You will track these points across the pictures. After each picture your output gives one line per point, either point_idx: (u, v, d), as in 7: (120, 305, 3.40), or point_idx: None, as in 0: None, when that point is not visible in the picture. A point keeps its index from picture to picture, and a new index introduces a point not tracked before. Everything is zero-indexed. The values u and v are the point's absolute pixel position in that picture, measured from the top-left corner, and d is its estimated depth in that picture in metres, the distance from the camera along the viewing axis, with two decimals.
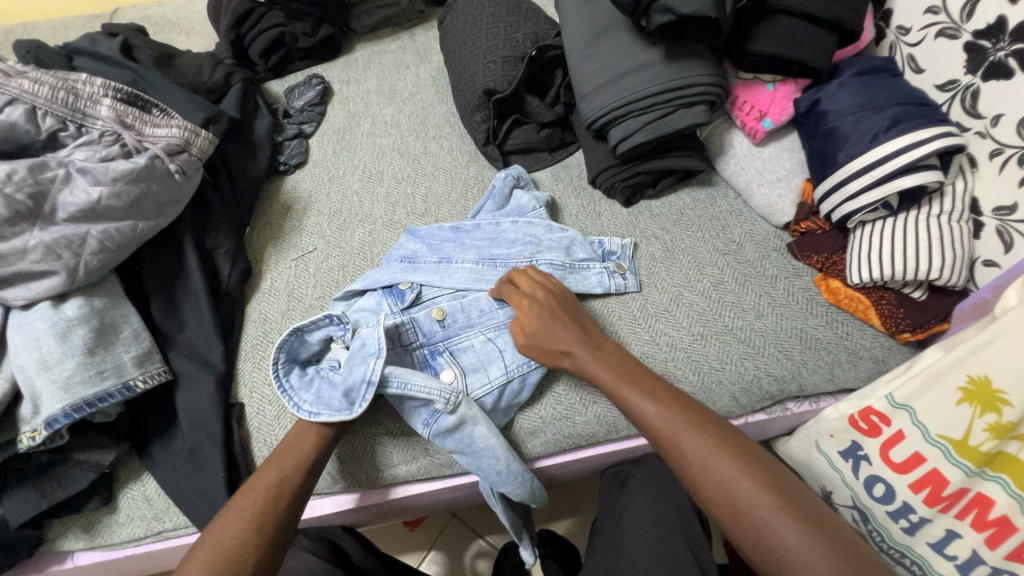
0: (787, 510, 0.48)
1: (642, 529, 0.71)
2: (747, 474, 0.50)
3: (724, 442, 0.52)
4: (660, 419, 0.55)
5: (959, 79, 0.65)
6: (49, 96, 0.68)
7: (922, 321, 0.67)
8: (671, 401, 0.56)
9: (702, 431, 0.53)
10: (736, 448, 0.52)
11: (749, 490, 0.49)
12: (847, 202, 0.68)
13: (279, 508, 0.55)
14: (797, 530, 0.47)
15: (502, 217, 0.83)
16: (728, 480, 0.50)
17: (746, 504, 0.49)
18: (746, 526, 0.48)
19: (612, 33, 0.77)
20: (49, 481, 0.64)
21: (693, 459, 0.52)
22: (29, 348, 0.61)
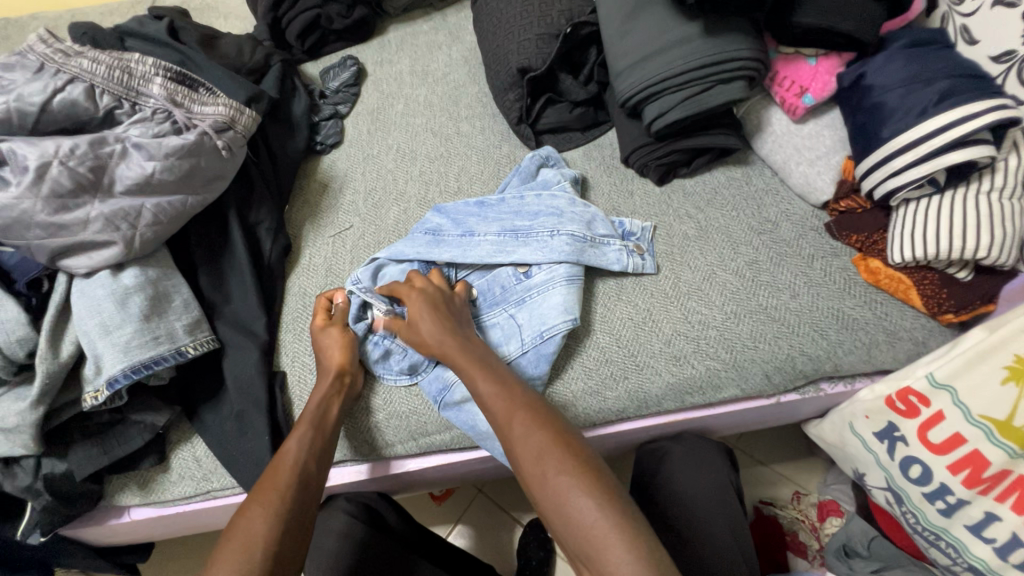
0: (580, 478, 0.51)
1: (686, 510, 0.74)
2: (568, 468, 0.52)
3: (553, 431, 0.55)
4: (494, 398, 0.59)
5: (1017, 49, 0.62)
6: (106, 75, 0.72)
7: (968, 302, 0.66)
8: (506, 386, 0.60)
9: (536, 422, 0.56)
10: (564, 440, 0.55)
11: (569, 487, 0.51)
12: (892, 178, 0.66)
13: (309, 497, 0.58)
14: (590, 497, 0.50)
15: (527, 191, 0.83)
16: (551, 473, 0.52)
17: (561, 492, 0.51)
18: (563, 513, 0.50)
19: (650, 8, 0.76)
20: (109, 439, 0.69)
21: (523, 446, 0.55)
22: (92, 313, 0.65)
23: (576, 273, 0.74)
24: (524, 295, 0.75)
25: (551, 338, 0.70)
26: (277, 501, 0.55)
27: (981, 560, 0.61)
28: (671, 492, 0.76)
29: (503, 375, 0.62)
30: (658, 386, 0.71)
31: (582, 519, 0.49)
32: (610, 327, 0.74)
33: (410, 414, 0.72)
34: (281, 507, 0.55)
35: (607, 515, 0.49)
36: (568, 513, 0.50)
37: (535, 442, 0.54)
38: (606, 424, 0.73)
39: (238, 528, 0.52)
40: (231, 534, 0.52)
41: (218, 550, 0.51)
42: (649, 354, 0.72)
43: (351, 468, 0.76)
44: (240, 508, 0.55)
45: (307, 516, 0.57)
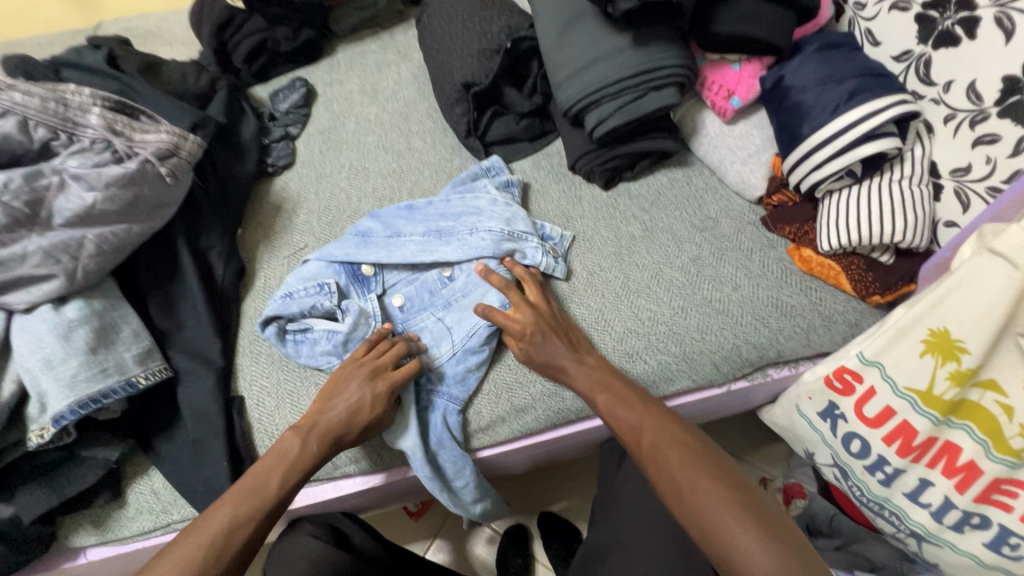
0: (700, 464, 0.56)
1: (642, 505, 0.76)
2: (683, 450, 0.57)
3: (662, 417, 0.61)
4: (600, 381, 0.65)
5: (912, 49, 0.67)
6: (40, 107, 0.71)
7: (891, 283, 0.71)
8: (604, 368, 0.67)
9: (645, 403, 0.63)
10: (675, 427, 0.60)
11: (695, 471, 0.56)
12: (814, 171, 0.70)
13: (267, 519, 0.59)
14: (710, 484, 0.54)
15: (452, 194, 0.85)
16: (669, 451, 0.58)
17: (679, 470, 0.56)
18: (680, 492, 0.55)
19: (583, 21, 0.80)
20: (58, 478, 0.67)
21: (631, 424, 0.61)
22: (34, 349, 0.64)
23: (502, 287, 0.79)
24: (451, 297, 0.77)
25: (477, 334, 0.73)
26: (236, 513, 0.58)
27: (921, 525, 0.65)
28: (630, 487, 0.79)
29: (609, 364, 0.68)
30: None
31: (700, 501, 0.54)
32: None
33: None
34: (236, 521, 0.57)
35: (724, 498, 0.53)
36: (687, 494, 0.55)
37: (653, 423, 0.60)
38: (564, 423, 0.75)
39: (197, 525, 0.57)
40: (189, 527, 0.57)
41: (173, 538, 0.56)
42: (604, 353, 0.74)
43: (317, 488, 0.76)
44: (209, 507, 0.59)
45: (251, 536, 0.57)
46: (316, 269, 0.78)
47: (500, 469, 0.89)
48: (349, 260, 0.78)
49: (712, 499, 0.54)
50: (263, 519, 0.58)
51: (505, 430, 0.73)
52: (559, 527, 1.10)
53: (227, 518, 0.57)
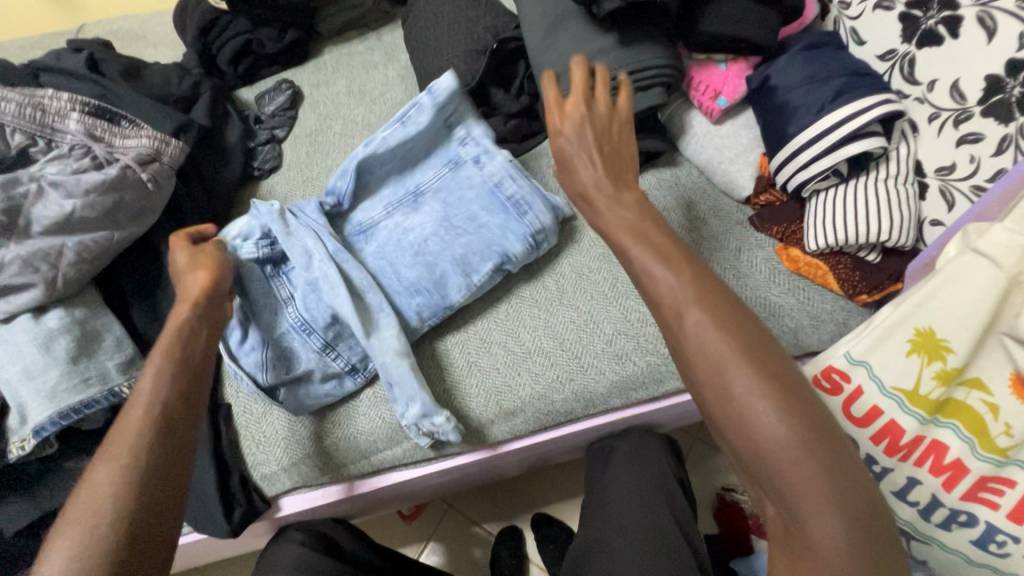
0: (770, 396, 0.39)
1: (627, 505, 0.77)
2: (755, 376, 0.40)
3: (734, 335, 0.42)
4: (686, 302, 0.44)
5: (897, 48, 0.67)
6: (16, 113, 0.70)
7: (878, 282, 0.71)
8: (678, 274, 0.46)
9: (715, 312, 0.43)
10: (755, 353, 0.41)
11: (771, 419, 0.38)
12: (800, 171, 0.70)
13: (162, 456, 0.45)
14: (775, 415, 0.39)
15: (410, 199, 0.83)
16: (731, 372, 0.40)
17: (741, 396, 0.40)
18: (736, 419, 0.40)
19: (568, 21, 0.79)
20: (41, 490, 0.66)
21: (691, 337, 0.43)
22: (13, 359, 0.63)
23: (484, 295, 0.80)
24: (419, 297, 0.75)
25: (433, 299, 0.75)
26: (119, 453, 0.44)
27: (907, 522, 0.64)
28: (618, 488, 0.80)
29: (710, 279, 0.46)
30: (603, 385, 0.73)
31: (754, 429, 0.39)
32: (553, 331, 0.76)
33: (365, 431, 0.73)
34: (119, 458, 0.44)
35: (792, 430, 0.38)
36: (738, 421, 0.40)
37: (719, 339, 0.41)
38: (555, 426, 0.75)
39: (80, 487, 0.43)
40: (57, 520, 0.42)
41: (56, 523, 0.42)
42: (592, 354, 0.74)
43: (305, 495, 0.75)
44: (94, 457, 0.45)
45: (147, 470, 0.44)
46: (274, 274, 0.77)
47: (491, 473, 0.88)
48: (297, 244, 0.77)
49: (771, 430, 0.38)
50: (157, 432, 0.46)
51: (495, 433, 0.73)
52: (553, 527, 1.10)
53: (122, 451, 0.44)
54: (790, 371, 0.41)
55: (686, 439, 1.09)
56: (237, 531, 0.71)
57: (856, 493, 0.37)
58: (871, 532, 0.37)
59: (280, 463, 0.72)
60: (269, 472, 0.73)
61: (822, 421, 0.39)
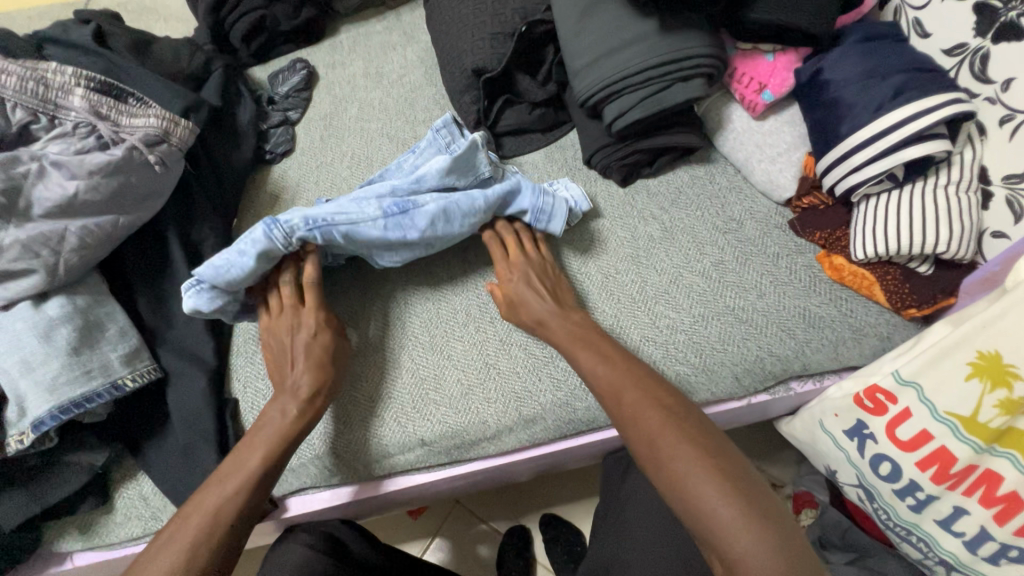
0: (692, 448, 0.52)
1: (645, 520, 0.73)
2: (681, 440, 0.53)
3: (658, 400, 0.57)
4: (617, 385, 0.59)
5: (968, 42, 0.62)
6: (18, 88, 0.66)
7: (929, 297, 0.65)
8: (611, 360, 0.62)
9: (642, 393, 0.58)
10: (663, 406, 0.56)
11: (690, 470, 0.51)
12: (852, 174, 0.65)
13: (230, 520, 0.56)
14: (699, 470, 0.50)
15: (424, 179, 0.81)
16: (661, 437, 0.54)
17: (670, 457, 0.52)
18: (673, 480, 0.51)
19: (604, 4, 0.74)
20: (40, 484, 0.63)
21: (628, 416, 0.57)
22: (12, 349, 0.60)
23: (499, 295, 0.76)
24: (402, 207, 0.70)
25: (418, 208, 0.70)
26: (199, 534, 0.54)
27: (952, 554, 0.61)
28: (634, 500, 0.76)
29: (636, 368, 0.61)
30: None
31: (685, 485, 0.50)
32: None
33: (367, 433, 0.70)
34: (200, 535, 0.54)
35: (714, 483, 0.49)
36: (678, 485, 0.51)
37: (641, 406, 0.57)
38: (577, 433, 0.72)
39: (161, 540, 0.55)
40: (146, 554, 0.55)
41: (148, 552, 0.55)
42: None
43: (314, 496, 0.73)
44: (181, 513, 0.57)
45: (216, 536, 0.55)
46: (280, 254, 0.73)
47: (505, 477, 0.86)
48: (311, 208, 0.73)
49: (697, 483, 0.50)
50: (233, 503, 0.57)
51: (512, 440, 0.70)
52: (562, 530, 1.07)
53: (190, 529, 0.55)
54: (704, 430, 0.55)
55: None
56: None
57: (769, 521, 0.48)
58: (788, 547, 0.46)
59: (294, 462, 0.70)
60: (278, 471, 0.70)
61: (726, 459, 0.52)
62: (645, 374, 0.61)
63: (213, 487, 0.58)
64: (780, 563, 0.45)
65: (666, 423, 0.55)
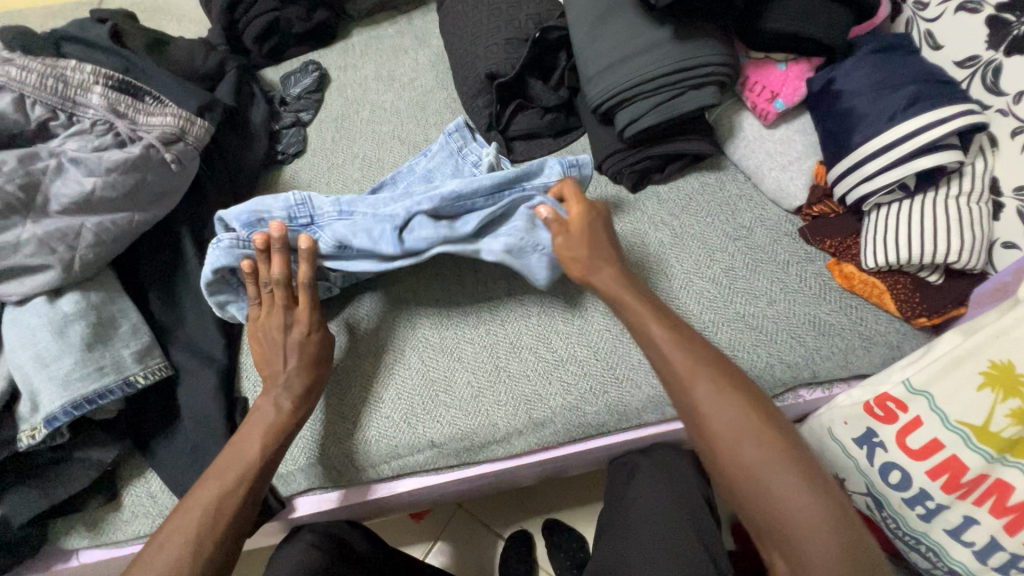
0: (781, 452, 0.49)
1: (651, 526, 0.73)
2: (759, 443, 0.50)
3: (736, 391, 0.52)
4: (689, 368, 0.53)
5: (979, 55, 0.63)
6: (37, 84, 0.67)
7: (939, 305, 0.66)
8: (679, 337, 0.56)
9: (717, 380, 0.53)
10: (740, 398, 0.52)
11: (772, 476, 0.48)
12: (863, 183, 0.66)
13: (227, 511, 0.56)
14: (790, 478, 0.48)
15: (436, 175, 0.82)
16: (743, 437, 0.50)
17: (749, 458, 0.49)
18: (748, 482, 0.49)
19: (619, 12, 0.75)
20: (49, 480, 0.63)
21: (699, 404, 0.52)
22: (26, 344, 0.60)
23: (509, 299, 0.76)
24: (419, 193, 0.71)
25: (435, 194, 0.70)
26: (198, 524, 0.55)
27: (961, 564, 0.60)
28: (641, 505, 0.76)
29: (711, 351, 0.55)
30: (638, 399, 0.69)
31: (769, 488, 0.48)
32: (587, 339, 0.72)
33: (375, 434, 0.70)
34: (196, 525, 0.55)
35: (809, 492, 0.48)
36: (757, 489, 0.49)
37: (716, 396, 0.52)
38: (586, 437, 0.72)
39: (163, 528, 0.55)
40: (148, 544, 0.55)
41: (151, 541, 0.55)
42: (628, 366, 0.70)
43: (322, 496, 0.73)
44: (183, 499, 0.57)
45: (215, 524, 0.55)
46: None
47: (509, 481, 0.86)
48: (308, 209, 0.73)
49: (789, 488, 0.48)
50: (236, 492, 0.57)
51: (521, 443, 0.70)
52: (565, 536, 1.07)
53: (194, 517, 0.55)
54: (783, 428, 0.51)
55: None
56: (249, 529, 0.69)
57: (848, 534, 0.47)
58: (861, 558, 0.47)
59: (301, 462, 0.69)
60: (285, 472, 0.70)
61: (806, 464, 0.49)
62: (719, 358, 0.55)
63: (219, 471, 0.58)
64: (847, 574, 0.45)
65: (749, 418, 0.51)
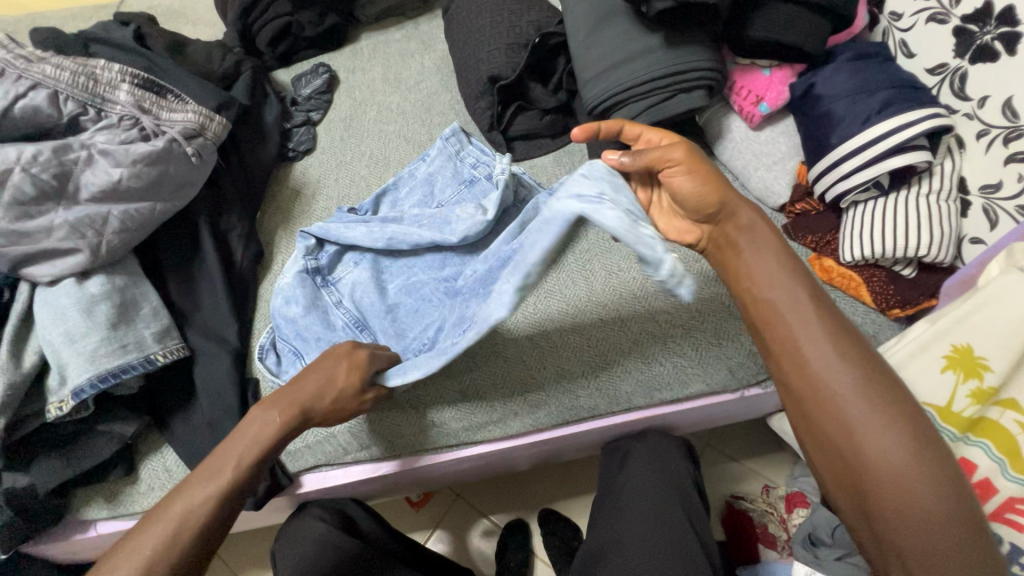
0: (892, 415, 0.47)
1: (642, 508, 0.78)
2: (874, 403, 0.48)
3: (841, 344, 0.51)
4: (793, 311, 0.53)
5: (948, 63, 0.67)
6: (70, 82, 0.72)
7: (912, 297, 0.70)
8: (795, 281, 0.54)
9: (826, 326, 0.52)
10: (853, 352, 0.50)
11: (888, 438, 0.47)
12: (840, 181, 0.70)
13: (212, 515, 0.54)
14: (903, 442, 0.47)
15: (438, 177, 0.88)
16: (844, 392, 0.49)
17: (851, 411, 0.49)
18: (846, 434, 0.49)
19: (613, 19, 0.79)
20: (74, 451, 0.67)
21: (799, 351, 0.52)
22: (57, 322, 0.64)
23: None
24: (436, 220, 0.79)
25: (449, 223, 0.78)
26: (180, 527, 0.53)
27: None
28: (632, 488, 0.80)
29: (823, 300, 0.53)
30: (628, 384, 0.73)
31: (872, 446, 0.47)
32: (582, 327, 0.76)
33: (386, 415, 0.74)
34: (179, 525, 0.53)
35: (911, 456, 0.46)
36: (855, 445, 0.48)
37: (822, 343, 0.51)
38: (579, 420, 0.76)
39: (145, 520, 0.53)
40: (126, 536, 0.53)
41: (128, 535, 0.53)
42: (620, 353, 0.74)
43: (328, 474, 0.77)
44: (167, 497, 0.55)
45: (197, 526, 0.53)
46: (321, 284, 0.79)
47: (503, 464, 0.89)
48: (347, 242, 0.80)
49: (892, 449, 0.47)
50: (220, 499, 0.55)
51: (519, 424, 0.74)
52: (559, 524, 1.11)
53: (178, 508, 0.54)
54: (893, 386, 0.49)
55: (697, 444, 1.10)
56: (260, 502, 0.74)
57: (967, 514, 0.45)
58: (970, 545, 0.45)
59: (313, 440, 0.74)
60: (295, 448, 0.75)
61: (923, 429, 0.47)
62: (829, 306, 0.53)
63: (208, 473, 0.56)
64: (949, 551, 0.44)
65: (860, 371, 0.50)
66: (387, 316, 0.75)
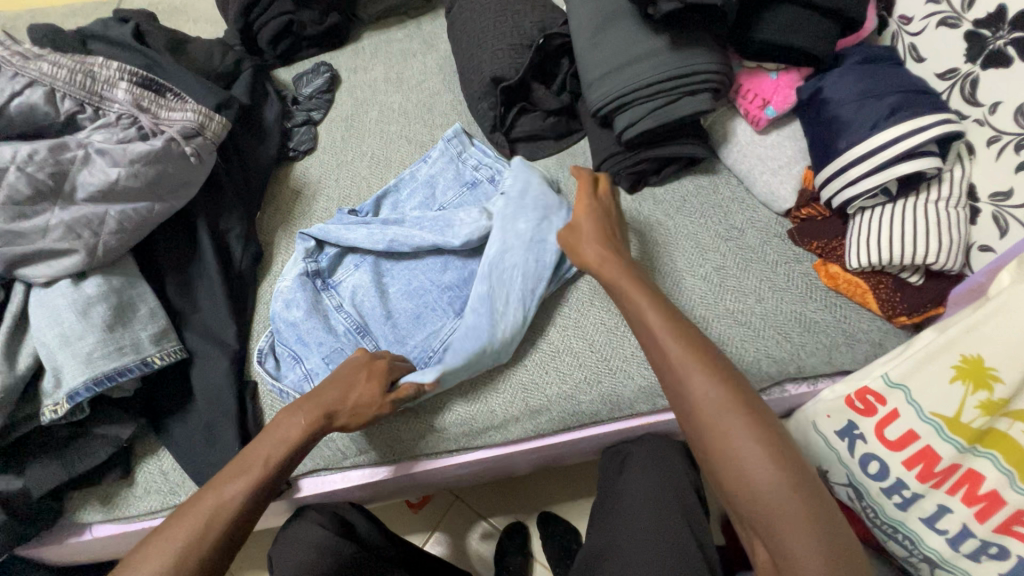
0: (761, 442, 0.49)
1: (642, 512, 0.76)
2: (744, 428, 0.49)
3: (719, 376, 0.52)
4: (675, 349, 0.54)
5: (959, 68, 0.66)
6: (67, 79, 0.70)
7: (920, 304, 0.69)
8: (671, 318, 0.57)
9: (703, 362, 0.53)
10: (725, 381, 0.52)
11: (755, 462, 0.48)
12: (848, 187, 0.69)
13: (242, 515, 0.56)
14: (769, 467, 0.48)
15: (439, 179, 0.88)
16: (727, 425, 0.50)
17: (729, 439, 0.49)
18: (731, 466, 0.49)
19: (619, 21, 0.78)
20: (69, 454, 0.67)
21: (682, 383, 0.53)
22: (52, 323, 0.63)
23: None
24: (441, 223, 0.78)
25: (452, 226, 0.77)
26: (212, 524, 0.54)
27: (935, 551, 0.63)
28: (632, 493, 0.79)
29: (695, 336, 0.55)
30: (630, 390, 0.72)
31: (745, 471, 0.49)
32: (583, 331, 0.75)
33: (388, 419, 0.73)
34: (212, 524, 0.54)
35: (781, 478, 0.48)
36: (735, 471, 0.49)
37: (701, 377, 0.52)
38: (580, 426, 0.75)
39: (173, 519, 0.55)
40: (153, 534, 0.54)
41: (154, 534, 0.54)
42: (622, 357, 0.73)
43: (327, 477, 0.76)
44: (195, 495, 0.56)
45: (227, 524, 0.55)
46: (322, 288, 0.78)
47: (504, 469, 0.89)
48: (347, 245, 0.79)
49: (761, 473, 0.48)
50: (251, 497, 0.57)
51: (519, 429, 0.73)
52: (559, 528, 1.10)
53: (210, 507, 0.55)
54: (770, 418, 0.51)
55: None
56: None
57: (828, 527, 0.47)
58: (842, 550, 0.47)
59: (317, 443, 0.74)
60: None
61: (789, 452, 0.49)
62: (707, 343, 0.55)
63: (236, 472, 0.58)
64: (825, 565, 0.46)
65: (730, 403, 0.50)
66: (388, 323, 0.75)
